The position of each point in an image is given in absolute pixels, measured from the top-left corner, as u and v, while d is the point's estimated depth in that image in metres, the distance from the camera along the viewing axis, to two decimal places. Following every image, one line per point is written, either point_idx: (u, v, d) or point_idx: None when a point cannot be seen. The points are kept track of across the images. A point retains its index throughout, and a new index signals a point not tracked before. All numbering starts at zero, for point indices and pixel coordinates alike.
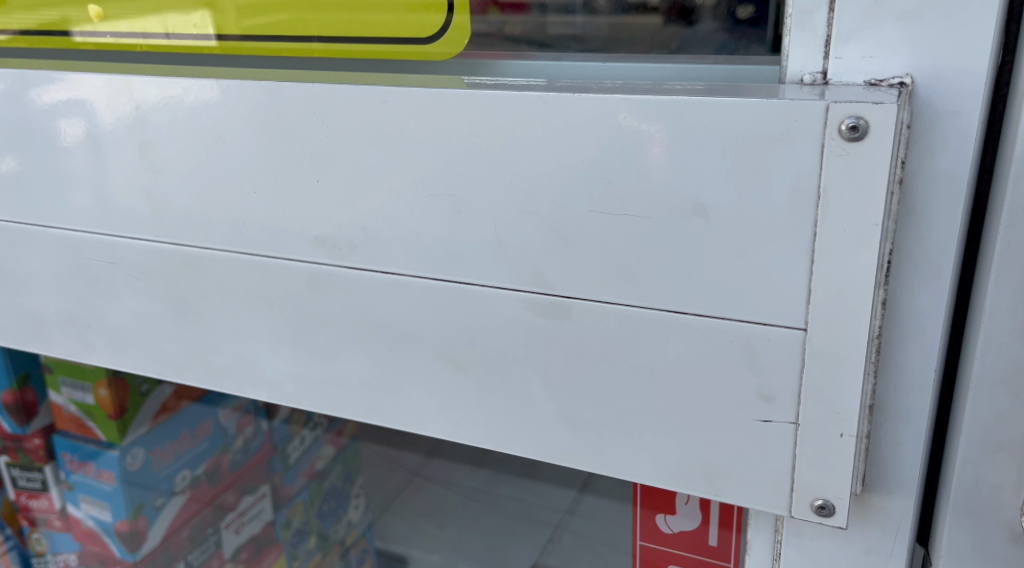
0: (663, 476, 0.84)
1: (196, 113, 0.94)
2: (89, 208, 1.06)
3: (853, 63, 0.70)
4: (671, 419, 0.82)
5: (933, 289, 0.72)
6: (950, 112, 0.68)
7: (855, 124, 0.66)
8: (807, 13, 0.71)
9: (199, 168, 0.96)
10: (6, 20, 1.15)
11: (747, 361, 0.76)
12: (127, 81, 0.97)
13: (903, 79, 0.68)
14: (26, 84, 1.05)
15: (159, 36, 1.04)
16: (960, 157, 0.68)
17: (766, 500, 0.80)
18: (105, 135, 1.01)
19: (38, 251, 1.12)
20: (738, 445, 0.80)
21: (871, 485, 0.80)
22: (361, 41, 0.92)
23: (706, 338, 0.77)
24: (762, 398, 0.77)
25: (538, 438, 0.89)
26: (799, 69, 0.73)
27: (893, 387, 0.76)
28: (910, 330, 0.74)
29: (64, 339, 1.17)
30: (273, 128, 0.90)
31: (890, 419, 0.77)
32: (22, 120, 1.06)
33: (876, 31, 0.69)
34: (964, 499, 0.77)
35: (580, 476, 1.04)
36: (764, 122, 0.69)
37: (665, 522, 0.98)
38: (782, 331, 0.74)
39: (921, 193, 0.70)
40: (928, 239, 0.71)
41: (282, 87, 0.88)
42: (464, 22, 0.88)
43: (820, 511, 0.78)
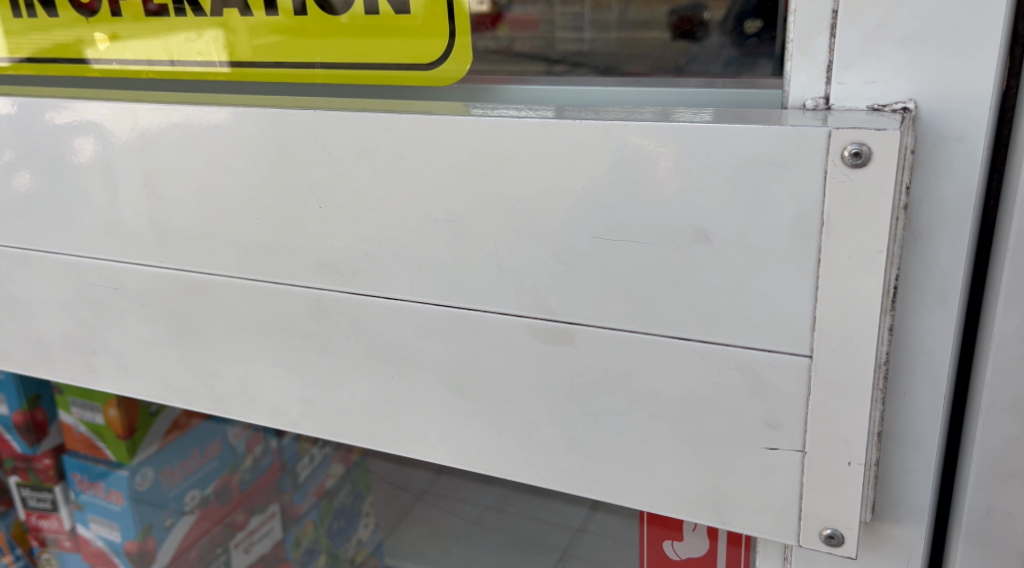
0: (669, 504, 0.83)
1: (201, 137, 0.94)
2: (95, 233, 1.06)
3: (856, 89, 0.69)
4: (677, 446, 0.81)
5: (939, 315, 0.71)
6: (954, 137, 0.67)
7: (858, 150, 0.65)
8: (809, 38, 0.70)
9: (204, 194, 0.96)
10: (20, 41, 1.15)
11: (752, 388, 0.75)
12: (131, 108, 0.97)
13: (906, 104, 0.68)
14: (32, 110, 1.05)
15: (164, 63, 1.05)
16: (965, 182, 0.67)
17: (773, 527, 0.79)
18: (111, 160, 1.01)
19: (45, 276, 1.12)
20: (744, 472, 0.79)
21: (881, 513, 0.78)
22: (363, 67, 0.93)
23: (710, 365, 0.76)
24: (767, 426, 0.76)
25: (543, 465, 0.89)
26: (801, 95, 0.72)
27: (901, 414, 0.75)
28: (919, 357, 0.72)
29: (70, 364, 1.17)
30: (277, 153, 0.90)
31: (899, 446, 0.76)
32: (30, 145, 1.07)
33: (878, 57, 0.68)
34: (977, 528, 0.75)
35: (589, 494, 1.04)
36: (766, 147, 0.68)
37: (672, 548, 0.98)
38: (787, 357, 0.73)
39: (927, 218, 0.69)
40: (935, 264, 0.70)
41: (285, 112, 0.88)
42: (466, 42, 0.88)
43: (829, 541, 0.77)
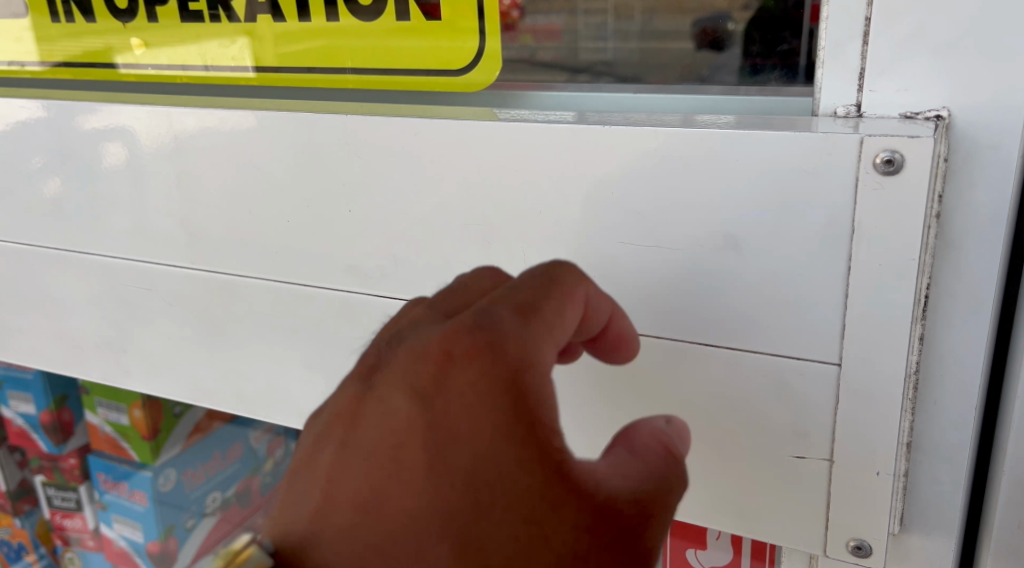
0: (694, 512, 0.83)
1: (233, 141, 0.95)
2: (127, 234, 1.07)
3: (889, 96, 0.69)
4: (701, 454, 0.80)
5: (972, 325, 0.70)
6: (987, 146, 0.66)
7: (890, 157, 0.65)
8: (841, 45, 0.69)
9: (235, 196, 0.98)
10: (53, 49, 1.17)
11: (780, 395, 0.75)
12: (166, 112, 0.99)
13: (940, 111, 0.67)
14: (66, 112, 1.06)
15: (197, 67, 1.06)
16: (999, 191, 0.66)
17: (800, 537, 0.79)
18: (146, 163, 1.03)
19: (79, 278, 1.14)
20: (770, 481, 0.78)
21: (910, 525, 0.78)
22: (394, 72, 0.93)
23: (738, 372, 0.76)
24: (795, 434, 0.76)
25: None
26: (833, 102, 0.71)
27: (931, 425, 0.74)
28: (949, 367, 0.72)
29: (102, 363, 1.19)
30: (307, 156, 0.91)
31: (929, 457, 0.75)
32: (64, 147, 1.08)
33: (911, 65, 0.67)
34: (1008, 541, 0.74)
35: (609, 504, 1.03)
36: (797, 155, 0.68)
37: (695, 556, 0.95)
38: (816, 366, 0.73)
39: (959, 226, 0.68)
40: (967, 274, 0.69)
41: (317, 117, 0.89)
42: (496, 49, 0.88)
43: (856, 552, 0.76)
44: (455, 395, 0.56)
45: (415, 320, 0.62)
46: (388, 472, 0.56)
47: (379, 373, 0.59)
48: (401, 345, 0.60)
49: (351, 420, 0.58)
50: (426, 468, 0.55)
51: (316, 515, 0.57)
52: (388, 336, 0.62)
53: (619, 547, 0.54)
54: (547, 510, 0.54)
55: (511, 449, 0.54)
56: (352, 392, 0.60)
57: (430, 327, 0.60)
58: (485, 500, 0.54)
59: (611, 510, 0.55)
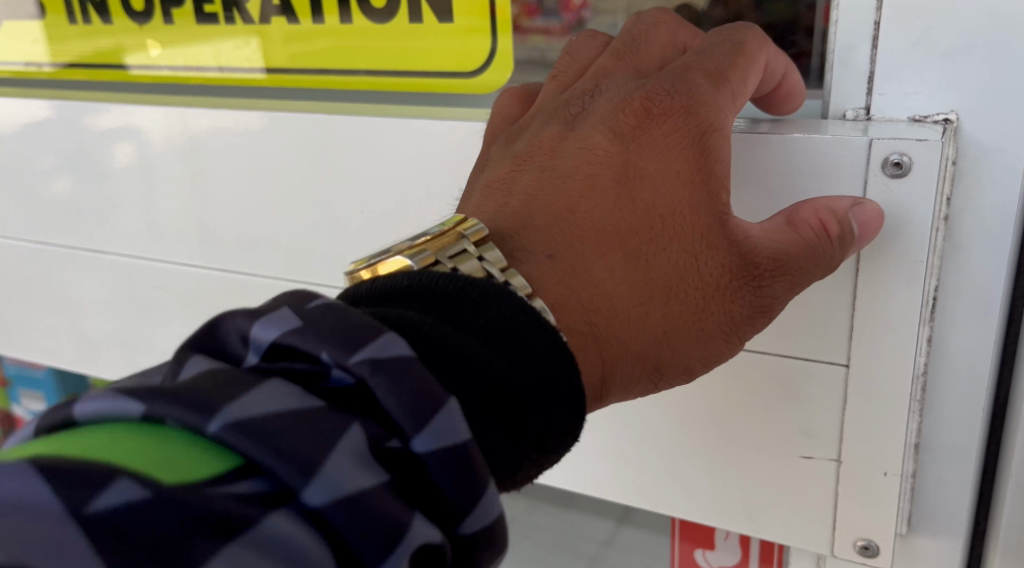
0: (702, 512, 0.84)
1: (247, 142, 0.96)
2: (142, 233, 1.09)
3: (897, 100, 0.69)
4: (709, 454, 0.81)
5: (979, 328, 0.70)
6: (995, 149, 0.66)
7: (898, 160, 0.65)
8: (850, 49, 0.70)
9: (249, 196, 0.99)
10: (61, 47, 1.14)
11: (787, 395, 0.76)
12: (180, 113, 1.00)
13: (947, 115, 0.67)
14: (81, 113, 1.07)
15: (210, 68, 1.05)
16: (1007, 195, 0.67)
17: (807, 537, 0.79)
18: (159, 164, 1.04)
19: (94, 276, 1.16)
20: (778, 481, 0.79)
21: (917, 526, 0.78)
22: (407, 74, 0.94)
23: (747, 374, 0.76)
24: (803, 435, 0.76)
25: (576, 467, 0.90)
26: (842, 104, 0.72)
27: (938, 427, 0.74)
28: (956, 369, 0.72)
29: (115, 361, 1.20)
30: (321, 157, 0.92)
31: (936, 458, 0.75)
32: (79, 147, 1.09)
33: (919, 69, 0.68)
34: (1014, 543, 0.74)
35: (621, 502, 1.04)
36: (806, 157, 0.68)
37: (704, 557, 0.95)
38: (824, 366, 0.73)
39: (967, 229, 0.68)
40: (975, 276, 0.69)
41: (331, 118, 0.90)
42: (508, 49, 0.88)
43: (863, 552, 0.76)
44: (652, 142, 0.63)
45: (606, 69, 0.70)
46: (581, 252, 0.61)
47: (580, 118, 0.68)
48: (598, 97, 0.68)
49: (552, 152, 0.67)
50: (621, 185, 0.63)
51: (522, 213, 0.63)
52: (582, 85, 0.70)
53: (757, 292, 0.63)
54: (710, 249, 0.62)
55: (697, 191, 0.62)
56: (554, 132, 0.68)
57: (622, 80, 0.68)
58: (671, 220, 0.62)
59: (758, 255, 0.62)
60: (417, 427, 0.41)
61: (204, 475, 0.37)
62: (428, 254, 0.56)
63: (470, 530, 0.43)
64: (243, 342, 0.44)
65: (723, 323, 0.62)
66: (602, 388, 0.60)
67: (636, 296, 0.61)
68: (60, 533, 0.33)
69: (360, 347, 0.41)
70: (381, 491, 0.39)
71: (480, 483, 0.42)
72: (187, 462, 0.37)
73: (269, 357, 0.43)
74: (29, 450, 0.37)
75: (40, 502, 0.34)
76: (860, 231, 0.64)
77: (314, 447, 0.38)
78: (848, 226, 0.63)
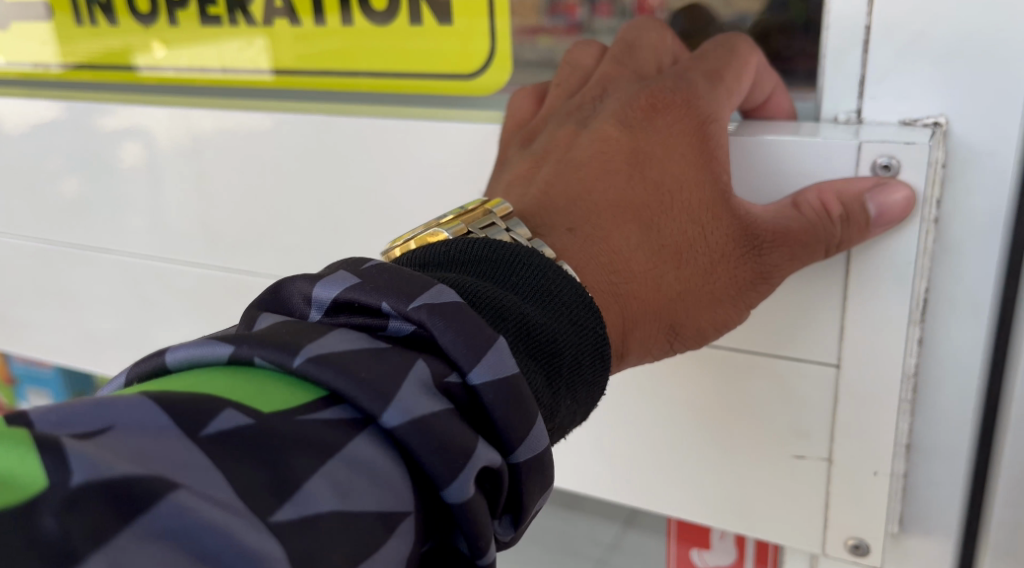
0: (696, 510, 0.84)
1: (250, 143, 0.98)
2: (147, 233, 1.10)
3: (888, 104, 0.70)
4: (703, 453, 0.81)
5: (969, 329, 0.71)
6: (985, 152, 0.67)
7: (887, 163, 0.66)
8: (841, 53, 0.71)
9: (251, 196, 1.00)
10: (67, 49, 1.16)
11: (779, 395, 0.76)
12: (184, 114, 1.01)
13: (937, 119, 0.68)
14: (87, 113, 1.09)
15: (215, 70, 1.07)
16: (996, 197, 0.67)
17: (799, 536, 0.80)
18: (163, 163, 1.05)
19: (99, 274, 1.17)
20: (770, 481, 0.79)
21: (909, 526, 0.79)
22: (408, 76, 0.95)
23: (741, 375, 0.77)
24: (795, 434, 0.77)
25: (571, 466, 0.90)
26: (834, 108, 0.73)
27: (929, 428, 0.75)
28: (947, 370, 0.73)
29: (119, 359, 1.21)
30: (322, 158, 0.94)
31: (927, 458, 0.76)
32: (85, 147, 1.11)
33: (909, 73, 0.68)
34: (1005, 543, 0.75)
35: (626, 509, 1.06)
36: (797, 159, 0.69)
37: (700, 556, 0.96)
38: (815, 367, 0.74)
39: (957, 231, 0.69)
40: (965, 278, 0.70)
41: (331, 120, 0.92)
42: (506, 50, 0.89)
43: (854, 551, 0.77)
44: (654, 125, 0.68)
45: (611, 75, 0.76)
46: (593, 219, 0.65)
47: (592, 117, 0.73)
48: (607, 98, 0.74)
49: (568, 147, 0.72)
50: (630, 168, 0.67)
51: (540, 197, 0.68)
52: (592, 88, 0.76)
53: (759, 259, 0.66)
54: (713, 217, 0.65)
55: (701, 170, 0.66)
56: (566, 129, 0.74)
57: (628, 85, 0.74)
58: (677, 197, 0.65)
59: (758, 225, 0.66)
60: (474, 360, 0.41)
61: (292, 403, 0.36)
62: (461, 225, 0.59)
63: (521, 459, 0.42)
64: (306, 302, 0.44)
65: (728, 285, 0.65)
66: (623, 343, 0.63)
67: (649, 262, 0.64)
68: (176, 445, 0.32)
69: (417, 295, 0.42)
70: (450, 414, 0.39)
71: (532, 417, 0.42)
72: (273, 392, 0.37)
73: (332, 313, 0.44)
74: (137, 388, 0.37)
75: (151, 418, 0.33)
76: (878, 214, 0.65)
77: (383, 373, 0.38)
78: (857, 205, 0.65)
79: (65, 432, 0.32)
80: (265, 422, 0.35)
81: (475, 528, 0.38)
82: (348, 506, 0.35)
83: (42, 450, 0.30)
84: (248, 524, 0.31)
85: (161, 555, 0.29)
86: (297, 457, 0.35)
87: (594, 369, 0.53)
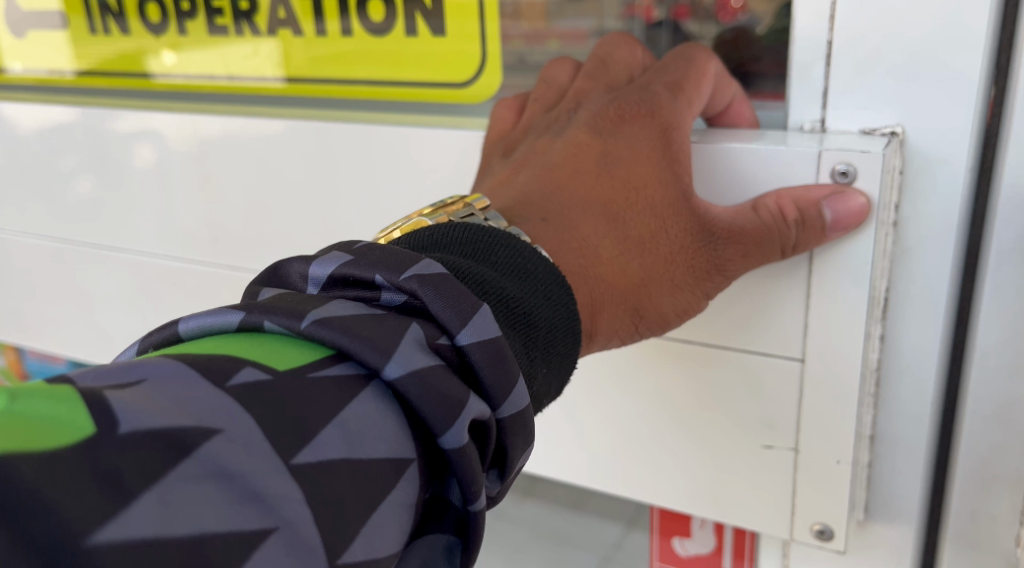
0: (673, 498, 0.89)
1: (255, 146, 1.03)
2: (157, 232, 1.15)
3: (850, 114, 0.74)
4: (678, 443, 0.86)
5: (927, 326, 0.75)
6: (939, 161, 0.71)
7: (845, 170, 0.70)
8: (806, 66, 0.75)
9: (256, 197, 1.05)
10: (82, 54, 1.22)
11: (749, 387, 0.81)
12: (192, 120, 1.07)
13: (894, 128, 0.72)
14: (101, 118, 1.14)
15: (221, 76, 1.11)
16: (949, 202, 0.72)
17: (769, 522, 0.84)
18: (172, 165, 1.10)
19: (110, 271, 1.22)
20: (742, 469, 0.84)
21: (874, 513, 0.83)
22: (404, 86, 0.99)
23: (715, 369, 0.82)
24: (764, 425, 0.81)
25: (555, 455, 0.95)
26: (800, 118, 0.77)
27: (892, 420, 0.79)
28: (906, 365, 0.77)
29: None
30: (321, 161, 0.99)
31: (890, 449, 0.80)
32: (98, 149, 1.16)
33: (869, 85, 0.73)
34: (962, 529, 0.79)
35: (629, 510, 1.03)
36: (762, 166, 0.73)
37: (681, 544, 0.98)
38: (781, 361, 0.79)
39: (914, 234, 0.74)
40: (922, 278, 0.74)
41: (331, 125, 0.97)
42: (496, 49, 0.93)
43: (819, 536, 0.81)
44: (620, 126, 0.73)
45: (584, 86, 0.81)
46: (565, 207, 0.69)
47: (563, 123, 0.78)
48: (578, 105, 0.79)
49: (541, 151, 0.76)
50: (599, 168, 0.71)
51: (515, 190, 0.71)
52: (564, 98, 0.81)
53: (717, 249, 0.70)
54: (675, 209, 0.69)
55: (663, 167, 0.70)
56: (538, 136, 0.78)
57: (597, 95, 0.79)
58: (642, 190, 0.69)
59: (716, 220, 0.70)
60: (461, 324, 0.44)
61: (303, 360, 0.39)
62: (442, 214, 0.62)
63: (507, 414, 0.45)
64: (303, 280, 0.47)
65: (689, 272, 0.69)
66: (592, 325, 0.65)
67: (617, 248, 0.68)
68: (206, 393, 0.35)
69: (408, 266, 0.45)
70: (441, 370, 0.41)
71: (514, 378, 0.45)
72: (286, 352, 0.39)
73: (328, 288, 0.46)
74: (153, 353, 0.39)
75: (178, 371, 0.35)
76: (833, 220, 0.69)
77: (382, 333, 0.40)
78: (812, 210, 0.69)
79: (103, 385, 0.34)
80: (281, 377, 0.37)
81: (470, 476, 0.40)
82: (356, 454, 0.37)
83: (87, 401, 0.32)
84: (271, 469, 0.34)
85: (213, 493, 0.32)
86: (313, 409, 0.37)
87: (564, 344, 0.57)
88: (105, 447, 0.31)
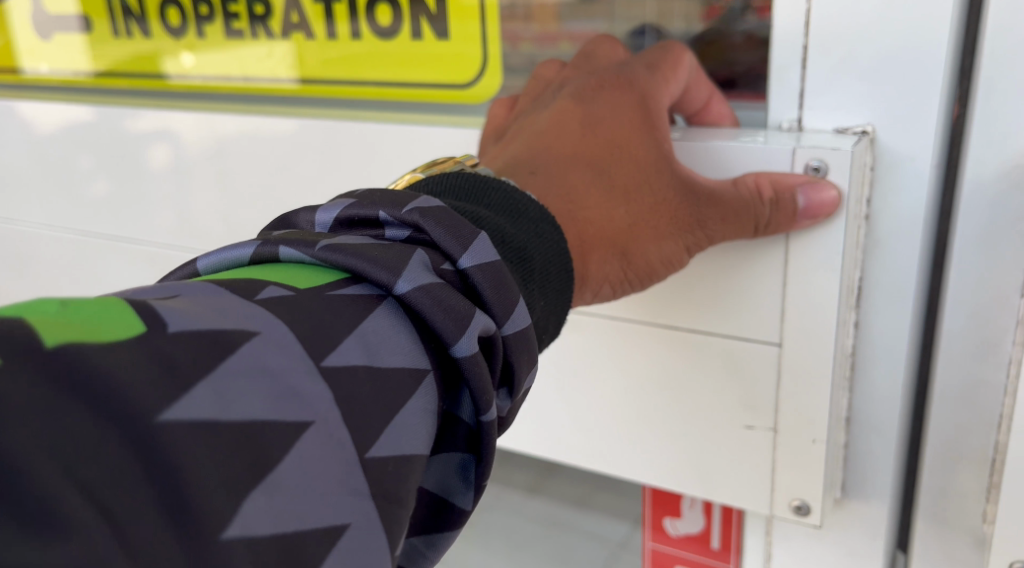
0: (662, 476, 0.94)
1: (269, 144, 1.09)
2: (173, 225, 1.21)
3: (825, 113, 0.79)
4: (665, 423, 0.91)
5: (897, 313, 0.80)
6: (906, 158, 0.76)
7: (817, 166, 0.75)
8: (784, 68, 0.80)
9: (268, 193, 1.11)
10: (102, 55, 1.28)
11: (731, 371, 0.86)
12: (209, 120, 1.12)
13: (864, 128, 0.77)
14: (122, 117, 1.20)
15: (235, 77, 1.17)
16: (916, 196, 0.76)
17: (751, 498, 0.89)
18: (189, 162, 1.16)
19: (127, 263, 1.28)
20: (725, 448, 0.89)
21: (850, 491, 0.88)
22: (409, 86, 1.04)
23: (699, 354, 0.87)
24: (745, 407, 0.86)
25: (550, 437, 1.00)
26: (779, 117, 0.82)
27: (866, 402, 0.84)
28: (878, 350, 0.82)
29: None
30: (331, 158, 1.04)
31: (864, 429, 0.85)
32: (119, 147, 1.22)
33: (842, 86, 0.78)
34: (932, 506, 0.84)
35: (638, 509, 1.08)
36: (740, 161, 0.78)
37: (672, 524, 1.01)
38: (761, 346, 0.84)
39: (885, 227, 0.78)
40: (892, 267, 0.79)
41: (340, 124, 1.03)
42: (496, 53, 0.98)
43: (797, 511, 0.86)
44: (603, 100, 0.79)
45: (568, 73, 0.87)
46: (554, 165, 0.75)
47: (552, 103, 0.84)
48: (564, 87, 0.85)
49: (531, 124, 0.82)
50: (584, 129, 0.77)
51: (508, 157, 0.77)
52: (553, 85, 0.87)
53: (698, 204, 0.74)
54: (656, 167, 0.75)
55: (643, 131, 0.76)
56: (529, 117, 0.84)
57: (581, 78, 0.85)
58: (624, 150, 0.75)
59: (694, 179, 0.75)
60: (462, 249, 0.48)
61: (321, 282, 0.44)
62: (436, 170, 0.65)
63: (512, 330, 0.48)
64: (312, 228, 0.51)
65: (672, 223, 0.74)
66: (584, 266, 0.70)
67: (605, 196, 0.73)
68: (238, 303, 0.39)
69: (409, 202, 0.49)
70: (447, 288, 0.45)
71: (514, 297, 0.49)
72: (306, 276, 0.44)
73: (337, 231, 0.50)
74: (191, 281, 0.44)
75: (213, 291, 0.40)
76: (805, 207, 0.74)
77: (393, 258, 0.45)
78: (787, 195, 0.74)
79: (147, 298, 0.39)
80: (301, 293, 0.42)
81: (481, 383, 0.44)
82: (377, 363, 0.41)
83: (136, 308, 0.36)
84: (306, 373, 0.38)
85: (254, 385, 0.35)
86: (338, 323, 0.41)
87: (559, 280, 0.61)
88: (159, 341, 0.34)
